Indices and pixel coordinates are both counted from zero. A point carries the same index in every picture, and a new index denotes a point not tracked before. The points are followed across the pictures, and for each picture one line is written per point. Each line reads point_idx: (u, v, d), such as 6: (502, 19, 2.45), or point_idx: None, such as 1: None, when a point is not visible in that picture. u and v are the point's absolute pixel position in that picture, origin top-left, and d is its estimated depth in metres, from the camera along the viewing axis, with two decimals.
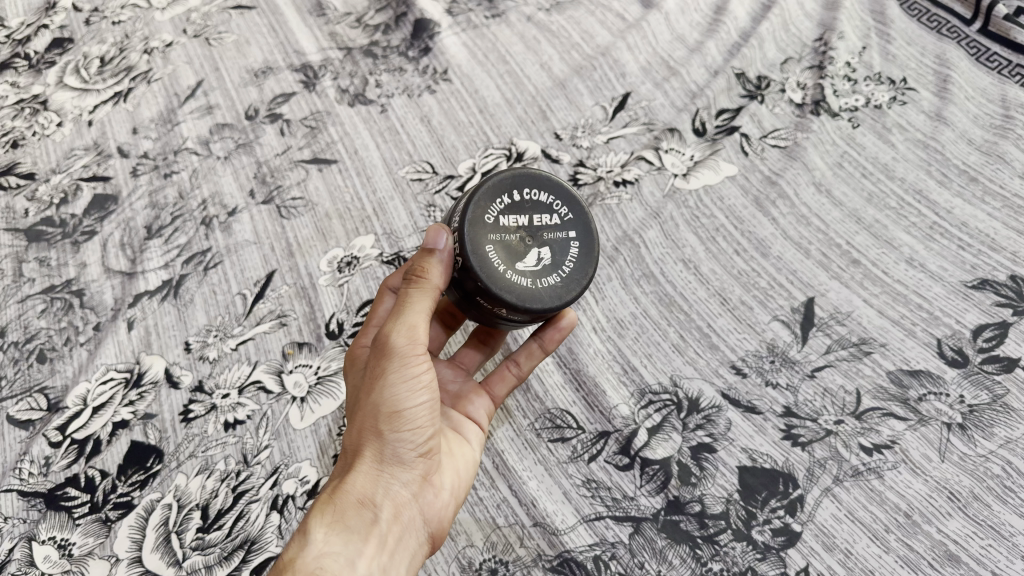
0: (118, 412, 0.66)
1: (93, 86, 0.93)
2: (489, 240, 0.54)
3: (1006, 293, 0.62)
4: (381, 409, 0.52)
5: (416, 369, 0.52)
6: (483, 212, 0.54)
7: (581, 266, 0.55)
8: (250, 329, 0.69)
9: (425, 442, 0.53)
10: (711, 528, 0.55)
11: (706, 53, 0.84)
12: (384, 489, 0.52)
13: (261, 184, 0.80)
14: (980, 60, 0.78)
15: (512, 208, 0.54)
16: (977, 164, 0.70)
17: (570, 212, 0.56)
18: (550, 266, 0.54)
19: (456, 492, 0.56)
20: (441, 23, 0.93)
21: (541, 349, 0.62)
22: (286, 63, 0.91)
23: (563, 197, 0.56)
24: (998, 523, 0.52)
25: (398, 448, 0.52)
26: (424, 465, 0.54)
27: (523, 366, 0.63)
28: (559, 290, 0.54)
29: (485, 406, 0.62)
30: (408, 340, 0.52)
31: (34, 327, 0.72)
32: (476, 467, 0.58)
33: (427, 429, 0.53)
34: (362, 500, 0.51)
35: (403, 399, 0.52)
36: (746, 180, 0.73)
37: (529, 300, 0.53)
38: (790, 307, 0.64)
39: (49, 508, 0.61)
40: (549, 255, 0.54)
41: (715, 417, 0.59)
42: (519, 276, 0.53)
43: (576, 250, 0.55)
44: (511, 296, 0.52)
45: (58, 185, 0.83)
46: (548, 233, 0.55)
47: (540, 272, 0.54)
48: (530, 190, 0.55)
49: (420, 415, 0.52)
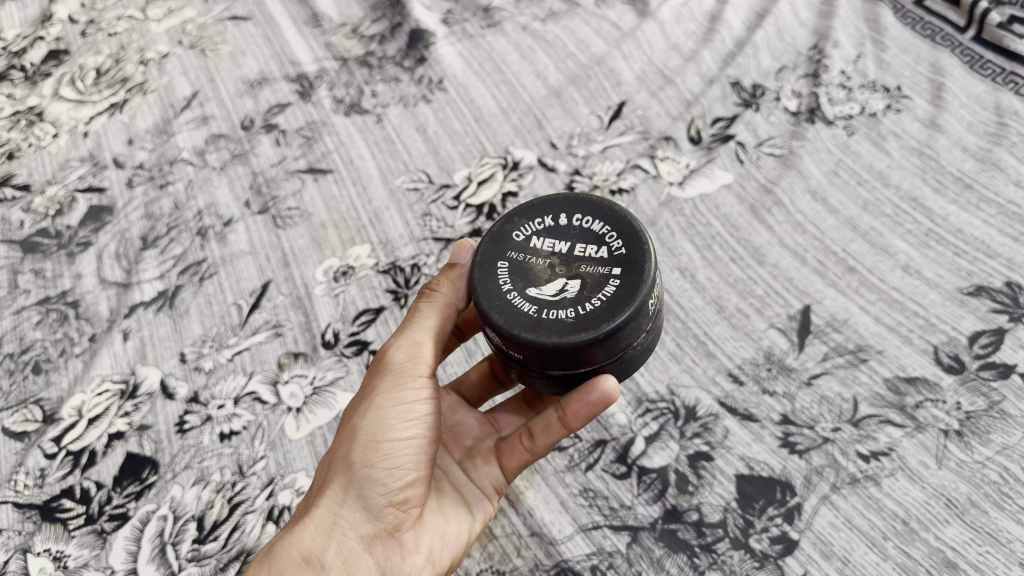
0: (113, 423, 0.65)
1: (88, 98, 0.93)
2: (515, 256, 0.53)
3: (1002, 299, 0.62)
4: (360, 440, 0.52)
5: (394, 413, 0.53)
6: (519, 227, 0.54)
7: (614, 305, 0.49)
8: (246, 339, 0.69)
9: (399, 491, 0.53)
10: (709, 537, 0.54)
11: (701, 62, 0.84)
12: (342, 533, 0.52)
13: (257, 194, 0.80)
14: (974, 68, 0.78)
15: (552, 233, 0.53)
16: (972, 171, 0.70)
17: (623, 249, 0.52)
18: (571, 297, 0.50)
19: (433, 556, 0.54)
20: (437, 33, 0.93)
21: (559, 428, 0.56)
22: (282, 74, 0.91)
23: (624, 234, 0.52)
24: (995, 530, 0.52)
25: (365, 492, 0.52)
26: (394, 519, 0.53)
27: (537, 443, 0.57)
28: (565, 323, 0.48)
29: (491, 475, 0.60)
30: (405, 359, 0.55)
31: (29, 339, 0.72)
32: (467, 540, 0.56)
33: (403, 476, 0.52)
34: (308, 556, 0.50)
35: (378, 441, 0.52)
36: (741, 187, 0.72)
37: (525, 327, 0.49)
38: (787, 314, 0.64)
39: (44, 520, 0.61)
40: (574, 287, 0.50)
41: (712, 425, 0.59)
42: (526, 301, 0.50)
43: (610, 293, 0.50)
44: (506, 316, 0.50)
45: (53, 197, 0.83)
46: (584, 265, 0.51)
47: (551, 298, 0.50)
48: (584, 219, 0.54)
49: (399, 459, 0.52)
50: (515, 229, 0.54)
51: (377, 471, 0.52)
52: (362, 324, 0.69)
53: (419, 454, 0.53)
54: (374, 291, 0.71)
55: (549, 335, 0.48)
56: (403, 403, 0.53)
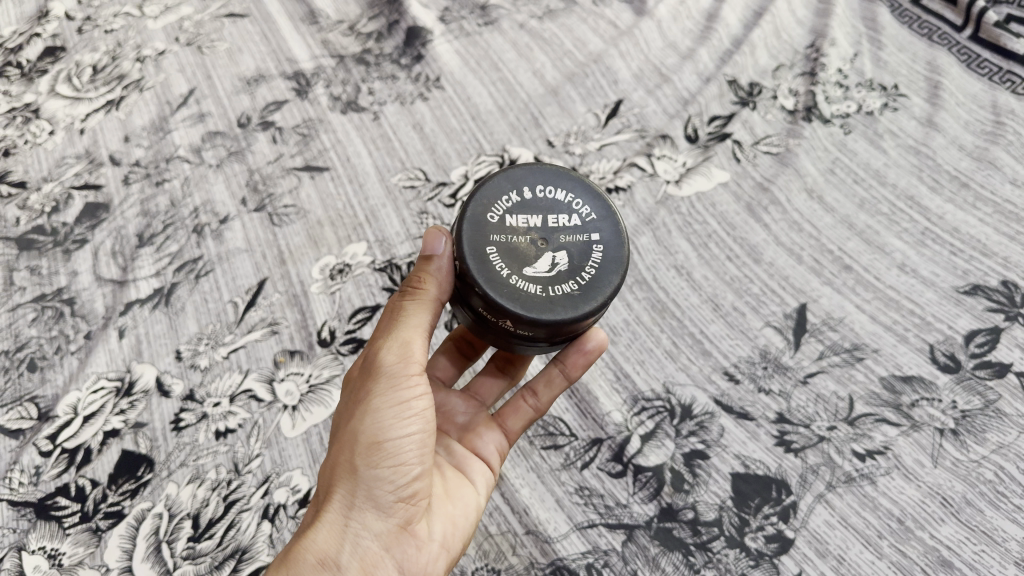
0: (109, 421, 0.65)
1: (84, 95, 0.93)
2: (497, 238, 0.51)
3: (998, 298, 0.62)
4: (362, 440, 0.49)
5: (393, 411, 0.50)
6: (489, 208, 0.52)
7: (605, 271, 0.52)
8: (242, 337, 0.69)
9: (407, 485, 0.50)
10: (704, 536, 0.54)
11: (698, 60, 0.84)
12: (354, 535, 0.49)
13: (253, 191, 0.80)
14: (970, 66, 0.79)
15: (522, 208, 0.52)
16: (968, 170, 0.70)
17: (591, 214, 0.53)
18: (566, 270, 0.51)
19: (446, 543, 0.53)
20: (434, 30, 0.93)
21: (564, 379, 0.60)
22: (279, 71, 0.91)
23: (585, 197, 0.54)
24: (990, 529, 0.52)
25: (371, 491, 0.49)
26: (404, 513, 0.51)
27: (542, 398, 0.60)
28: (575, 297, 0.50)
29: (497, 441, 0.60)
30: (399, 358, 0.52)
31: (25, 336, 0.72)
32: (476, 518, 0.55)
33: (409, 470, 0.50)
34: (323, 559, 0.48)
35: (379, 441, 0.49)
36: (738, 186, 0.72)
37: (539, 309, 0.49)
38: (783, 313, 0.64)
39: (39, 518, 0.61)
40: (564, 258, 0.51)
41: (708, 423, 0.59)
42: (528, 281, 0.50)
43: (598, 259, 0.52)
44: (515, 303, 0.49)
45: (49, 194, 0.83)
46: (563, 235, 0.52)
47: (550, 276, 0.50)
48: (547, 189, 0.53)
49: (404, 453, 0.50)
50: (486, 211, 0.52)
51: (382, 470, 0.49)
52: (358, 322, 0.69)
53: (422, 446, 0.51)
54: (371, 289, 0.71)
55: (565, 312, 0.50)
56: (404, 398, 0.51)
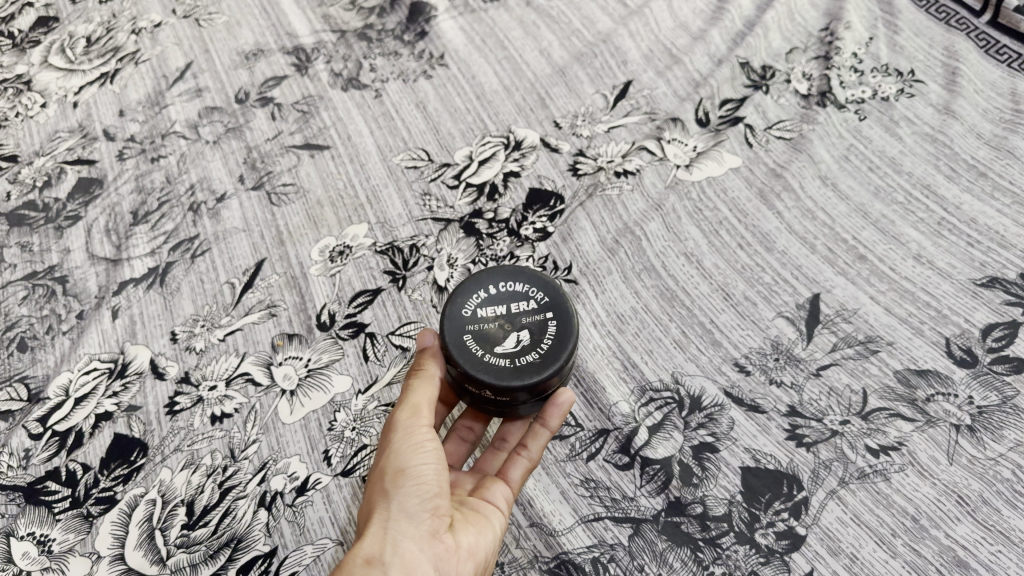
0: (101, 403, 0.64)
1: (78, 67, 0.90)
2: (470, 329, 0.58)
3: (1016, 292, 0.61)
4: (387, 472, 0.53)
5: (415, 440, 0.54)
6: (464, 303, 0.59)
7: (562, 338, 0.57)
8: (239, 319, 0.67)
9: (433, 500, 0.53)
10: (713, 531, 0.53)
11: (710, 41, 0.82)
12: (395, 547, 0.50)
13: (251, 169, 0.78)
14: (989, 52, 0.77)
15: (489, 300, 0.59)
16: (986, 159, 0.69)
17: (548, 295, 0.59)
18: (528, 344, 0.57)
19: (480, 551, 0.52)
20: (438, 6, 0.91)
21: (547, 431, 0.58)
22: (278, 46, 0.88)
23: (541, 285, 0.60)
24: (1007, 529, 0.51)
25: (402, 506, 0.52)
26: (433, 524, 0.53)
27: (532, 450, 0.57)
28: (538, 364, 0.56)
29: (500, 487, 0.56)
30: (408, 412, 0.55)
31: (16, 314, 0.70)
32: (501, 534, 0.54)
33: (432, 487, 0.53)
34: (369, 559, 0.50)
35: (401, 467, 0.52)
36: (750, 171, 0.71)
37: (506, 378, 0.56)
38: (796, 303, 0.62)
39: (29, 503, 0.59)
40: (527, 335, 0.58)
41: (718, 415, 0.58)
42: (498, 357, 0.57)
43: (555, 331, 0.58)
44: (489, 376, 0.56)
45: (41, 168, 0.81)
46: (524, 316, 0.58)
47: (515, 351, 0.57)
48: (508, 282, 0.60)
49: (427, 472, 0.53)
50: (461, 307, 0.59)
51: (407, 488, 0.52)
52: (358, 306, 0.67)
53: (443, 475, 0.54)
54: (371, 272, 0.69)
55: (529, 377, 0.56)
56: (420, 433, 0.54)
